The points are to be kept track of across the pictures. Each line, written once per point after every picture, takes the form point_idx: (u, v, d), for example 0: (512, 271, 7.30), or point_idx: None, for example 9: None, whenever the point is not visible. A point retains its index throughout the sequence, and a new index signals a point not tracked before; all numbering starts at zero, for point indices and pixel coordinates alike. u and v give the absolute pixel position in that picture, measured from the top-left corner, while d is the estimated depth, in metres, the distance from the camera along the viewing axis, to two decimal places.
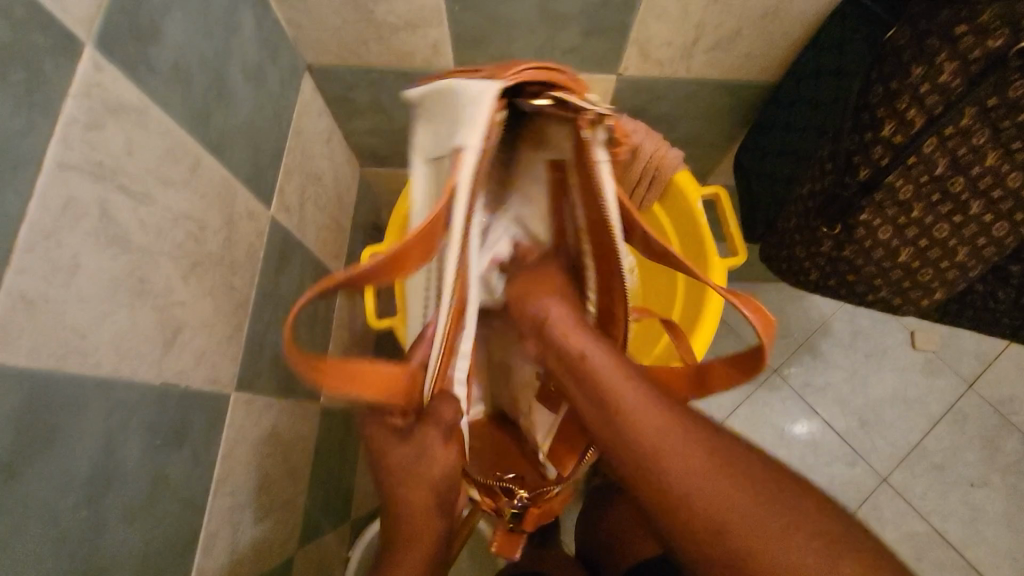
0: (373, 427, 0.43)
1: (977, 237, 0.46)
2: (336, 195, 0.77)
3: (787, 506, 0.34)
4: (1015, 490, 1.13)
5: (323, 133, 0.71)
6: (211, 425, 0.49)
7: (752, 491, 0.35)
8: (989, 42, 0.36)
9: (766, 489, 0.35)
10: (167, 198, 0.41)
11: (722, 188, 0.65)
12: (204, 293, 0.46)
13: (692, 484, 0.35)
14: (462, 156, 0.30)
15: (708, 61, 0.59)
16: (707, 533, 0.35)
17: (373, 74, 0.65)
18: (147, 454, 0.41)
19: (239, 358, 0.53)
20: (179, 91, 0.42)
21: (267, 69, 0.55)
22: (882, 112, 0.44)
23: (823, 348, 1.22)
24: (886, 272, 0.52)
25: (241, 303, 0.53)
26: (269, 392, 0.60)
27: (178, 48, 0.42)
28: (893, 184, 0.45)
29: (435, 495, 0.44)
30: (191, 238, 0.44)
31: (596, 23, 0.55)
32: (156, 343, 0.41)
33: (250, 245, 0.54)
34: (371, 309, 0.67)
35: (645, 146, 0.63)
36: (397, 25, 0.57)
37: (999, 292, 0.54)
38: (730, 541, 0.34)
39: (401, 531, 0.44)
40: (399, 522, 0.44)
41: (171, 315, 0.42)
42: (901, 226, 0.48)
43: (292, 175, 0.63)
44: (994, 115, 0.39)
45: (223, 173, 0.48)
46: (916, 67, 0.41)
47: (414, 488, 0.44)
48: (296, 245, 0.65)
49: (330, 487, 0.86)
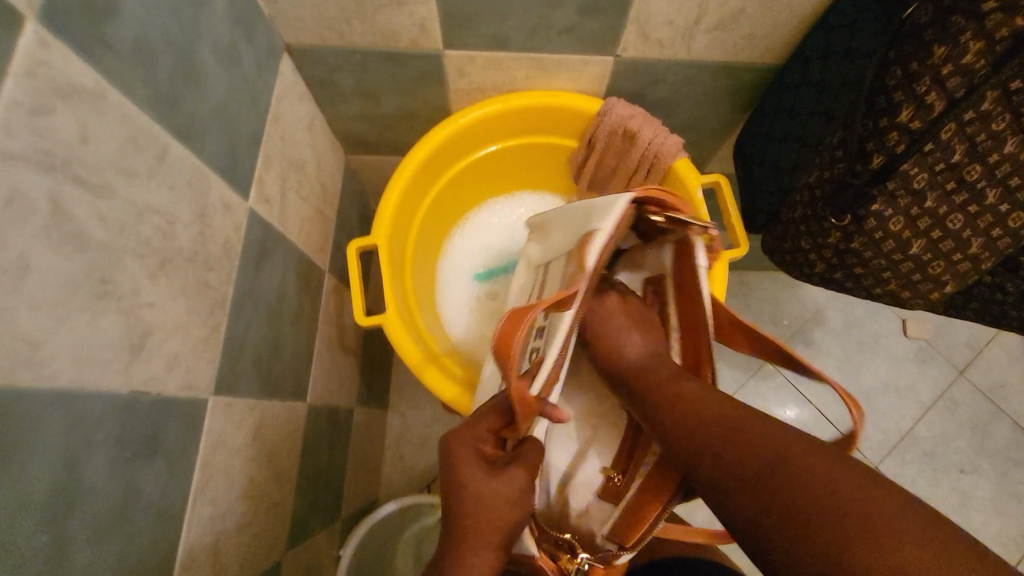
0: (466, 448, 0.42)
1: (993, 228, 0.44)
2: (319, 185, 0.74)
3: (830, 476, 0.35)
4: (1004, 476, 1.14)
5: (305, 119, 0.67)
6: (188, 433, 0.46)
7: (795, 468, 0.36)
8: (1017, 20, 0.34)
9: (810, 463, 0.36)
10: (130, 190, 0.37)
11: (722, 175, 0.63)
12: (176, 292, 0.43)
13: (740, 471, 0.39)
14: (596, 235, 0.45)
15: (711, 42, 0.56)
16: (765, 510, 0.36)
17: (356, 56, 0.62)
18: (116, 468, 0.38)
19: (216, 360, 0.50)
20: (141, 72, 0.38)
21: (242, 49, 0.51)
22: (900, 96, 0.41)
23: (817, 337, 1.21)
24: (896, 265, 0.50)
25: (218, 302, 0.50)
26: (250, 394, 0.57)
27: (139, 24, 0.38)
28: (907, 172, 0.43)
29: (513, 514, 0.41)
30: (159, 234, 0.41)
31: (594, 1, 0.52)
32: (122, 349, 0.37)
33: (227, 240, 0.51)
34: (359, 306, 0.63)
35: (643, 132, 0.62)
36: (381, 2, 0.54)
37: (1008, 284, 0.53)
38: (785, 515, 0.35)
39: (476, 525, 0.40)
40: (477, 517, 0.40)
41: (138, 317, 0.39)
42: (913, 218, 0.45)
43: (272, 164, 0.59)
44: (1018, 98, 0.36)
45: (195, 163, 0.45)
46: (939, 47, 0.38)
47: (496, 509, 0.40)
48: (278, 238, 0.61)
49: (319, 486, 0.83)
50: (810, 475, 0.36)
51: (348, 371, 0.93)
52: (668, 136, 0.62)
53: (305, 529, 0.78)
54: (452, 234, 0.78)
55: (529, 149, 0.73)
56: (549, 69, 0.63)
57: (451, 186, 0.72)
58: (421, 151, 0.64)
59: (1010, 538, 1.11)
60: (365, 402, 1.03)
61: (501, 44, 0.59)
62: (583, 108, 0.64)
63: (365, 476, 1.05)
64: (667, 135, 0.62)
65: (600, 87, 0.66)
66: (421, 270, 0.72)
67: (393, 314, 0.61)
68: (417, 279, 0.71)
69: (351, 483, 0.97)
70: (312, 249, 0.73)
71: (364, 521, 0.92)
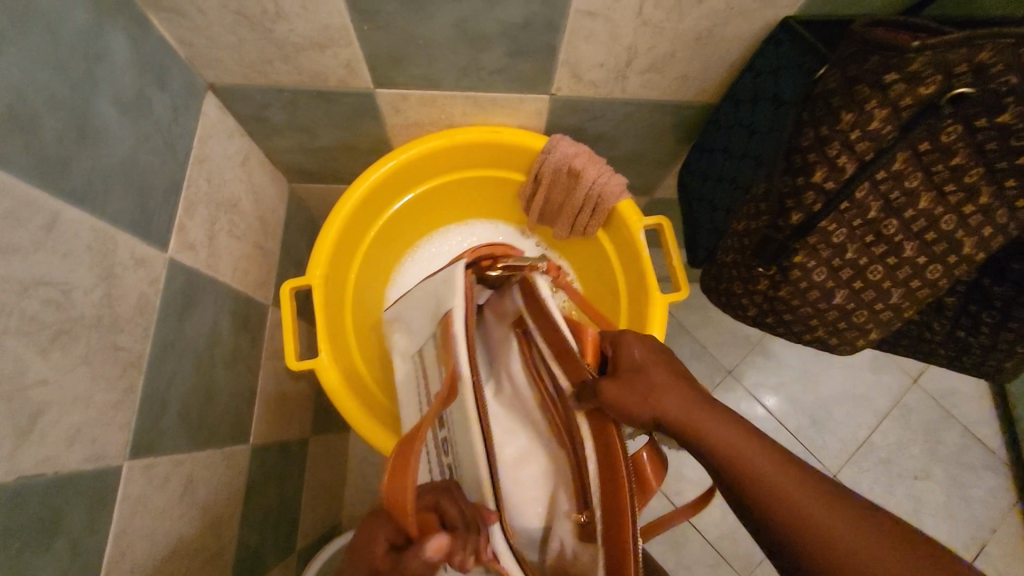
0: None
1: (911, 279, 0.45)
2: (257, 220, 0.71)
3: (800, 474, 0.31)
4: (956, 480, 1.16)
5: (235, 156, 0.65)
6: (97, 506, 0.44)
7: (771, 447, 0.33)
8: (921, 89, 0.35)
9: (781, 455, 0.33)
10: (9, 269, 0.35)
11: (666, 218, 0.63)
12: (73, 364, 0.41)
13: (724, 444, 0.34)
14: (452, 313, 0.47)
15: (645, 84, 0.56)
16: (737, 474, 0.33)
17: (285, 94, 0.59)
18: (2, 563, 0.36)
19: (132, 422, 0.48)
20: (19, 142, 0.36)
21: (152, 97, 0.49)
22: (812, 157, 0.41)
23: (775, 348, 1.22)
24: (822, 313, 0.50)
25: (131, 363, 0.47)
26: (176, 449, 0.55)
27: (14, 93, 0.35)
28: (826, 227, 0.43)
29: None
30: (50, 306, 0.39)
31: (520, 45, 0.51)
32: (6, 437, 0.35)
33: (141, 297, 0.48)
34: (291, 351, 0.60)
35: (587, 171, 0.62)
36: (301, 45, 0.51)
37: (934, 324, 0.56)
38: (756, 488, 0.32)
39: None
40: None
41: (28, 400, 0.37)
42: (836, 269, 0.46)
43: (195, 209, 0.57)
44: (926, 159, 0.38)
45: (95, 225, 0.43)
46: (847, 114, 0.38)
47: None
48: (205, 284, 0.59)
49: (271, 522, 0.81)
50: (721, 437, 0.34)
51: (300, 400, 0.91)
52: (611, 176, 0.62)
53: (257, 567, 0.76)
54: (400, 264, 0.77)
55: (472, 183, 0.72)
56: (485, 106, 0.62)
57: (394, 221, 0.71)
58: (359, 189, 0.62)
59: (963, 541, 1.13)
60: (321, 427, 1.01)
61: (432, 84, 0.57)
62: (528, 145, 0.64)
63: (325, 501, 1.03)
64: (611, 174, 0.62)
65: (540, 122, 0.65)
66: (364, 308, 0.71)
67: (327, 362, 0.58)
68: (357, 313, 0.69)
69: (309, 511, 0.96)
70: (251, 287, 0.70)
71: (318, 553, 0.90)
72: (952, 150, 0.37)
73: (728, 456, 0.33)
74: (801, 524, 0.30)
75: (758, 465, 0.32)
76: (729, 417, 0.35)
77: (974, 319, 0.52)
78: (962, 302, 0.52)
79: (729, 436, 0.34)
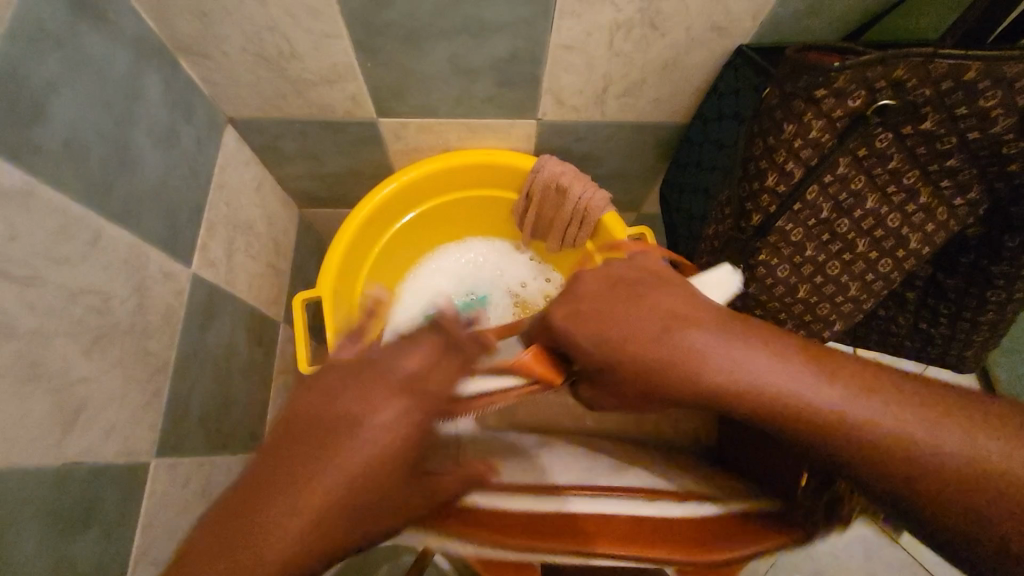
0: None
1: (867, 273, 0.50)
2: (270, 242, 0.77)
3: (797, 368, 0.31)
4: None
5: (251, 182, 0.71)
6: (127, 498, 0.47)
7: (764, 351, 0.31)
8: (850, 102, 0.40)
9: (772, 356, 0.31)
10: (60, 277, 0.40)
11: (648, 228, 0.68)
12: (110, 365, 0.46)
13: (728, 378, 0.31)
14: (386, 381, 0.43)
15: (622, 107, 0.62)
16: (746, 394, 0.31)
17: (297, 125, 0.66)
18: (45, 543, 0.39)
19: (159, 423, 0.52)
20: (72, 168, 0.41)
21: (180, 129, 0.55)
22: (764, 164, 0.46)
23: None
24: (789, 307, 0.54)
25: (159, 368, 0.52)
26: (196, 453, 0.59)
27: (69, 126, 0.41)
28: (784, 227, 0.48)
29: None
30: (92, 312, 0.44)
31: (507, 75, 0.57)
32: (53, 427, 0.40)
33: (168, 307, 0.53)
34: (304, 357, 0.64)
35: (573, 188, 0.68)
36: (312, 80, 0.58)
37: (899, 318, 0.60)
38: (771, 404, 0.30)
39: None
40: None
41: (72, 394, 0.41)
42: (797, 265, 0.50)
43: (216, 229, 0.62)
44: (866, 164, 0.43)
45: (131, 241, 0.48)
46: (788, 125, 0.43)
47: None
48: (224, 299, 0.64)
49: None
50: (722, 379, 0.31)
51: None
52: (596, 192, 0.68)
53: None
54: (404, 279, 0.82)
55: (468, 202, 0.77)
56: (478, 131, 0.68)
57: (396, 238, 0.76)
58: (364, 209, 0.68)
59: None
60: None
61: (430, 112, 0.63)
62: (518, 165, 0.69)
63: None
64: (595, 190, 0.68)
65: (529, 144, 0.71)
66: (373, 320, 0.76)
67: None
68: None
69: None
70: (264, 303, 0.75)
71: None
72: (886, 155, 0.43)
73: (728, 390, 0.31)
74: (829, 427, 0.29)
75: (776, 394, 0.30)
76: (706, 336, 0.33)
77: (933, 311, 0.56)
78: (921, 295, 0.56)
79: (724, 365, 0.31)
